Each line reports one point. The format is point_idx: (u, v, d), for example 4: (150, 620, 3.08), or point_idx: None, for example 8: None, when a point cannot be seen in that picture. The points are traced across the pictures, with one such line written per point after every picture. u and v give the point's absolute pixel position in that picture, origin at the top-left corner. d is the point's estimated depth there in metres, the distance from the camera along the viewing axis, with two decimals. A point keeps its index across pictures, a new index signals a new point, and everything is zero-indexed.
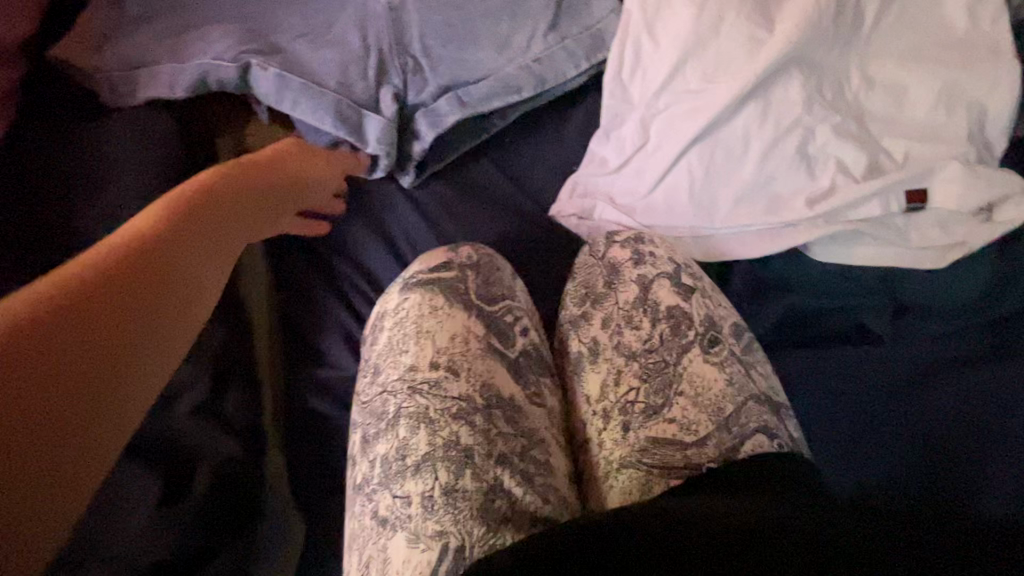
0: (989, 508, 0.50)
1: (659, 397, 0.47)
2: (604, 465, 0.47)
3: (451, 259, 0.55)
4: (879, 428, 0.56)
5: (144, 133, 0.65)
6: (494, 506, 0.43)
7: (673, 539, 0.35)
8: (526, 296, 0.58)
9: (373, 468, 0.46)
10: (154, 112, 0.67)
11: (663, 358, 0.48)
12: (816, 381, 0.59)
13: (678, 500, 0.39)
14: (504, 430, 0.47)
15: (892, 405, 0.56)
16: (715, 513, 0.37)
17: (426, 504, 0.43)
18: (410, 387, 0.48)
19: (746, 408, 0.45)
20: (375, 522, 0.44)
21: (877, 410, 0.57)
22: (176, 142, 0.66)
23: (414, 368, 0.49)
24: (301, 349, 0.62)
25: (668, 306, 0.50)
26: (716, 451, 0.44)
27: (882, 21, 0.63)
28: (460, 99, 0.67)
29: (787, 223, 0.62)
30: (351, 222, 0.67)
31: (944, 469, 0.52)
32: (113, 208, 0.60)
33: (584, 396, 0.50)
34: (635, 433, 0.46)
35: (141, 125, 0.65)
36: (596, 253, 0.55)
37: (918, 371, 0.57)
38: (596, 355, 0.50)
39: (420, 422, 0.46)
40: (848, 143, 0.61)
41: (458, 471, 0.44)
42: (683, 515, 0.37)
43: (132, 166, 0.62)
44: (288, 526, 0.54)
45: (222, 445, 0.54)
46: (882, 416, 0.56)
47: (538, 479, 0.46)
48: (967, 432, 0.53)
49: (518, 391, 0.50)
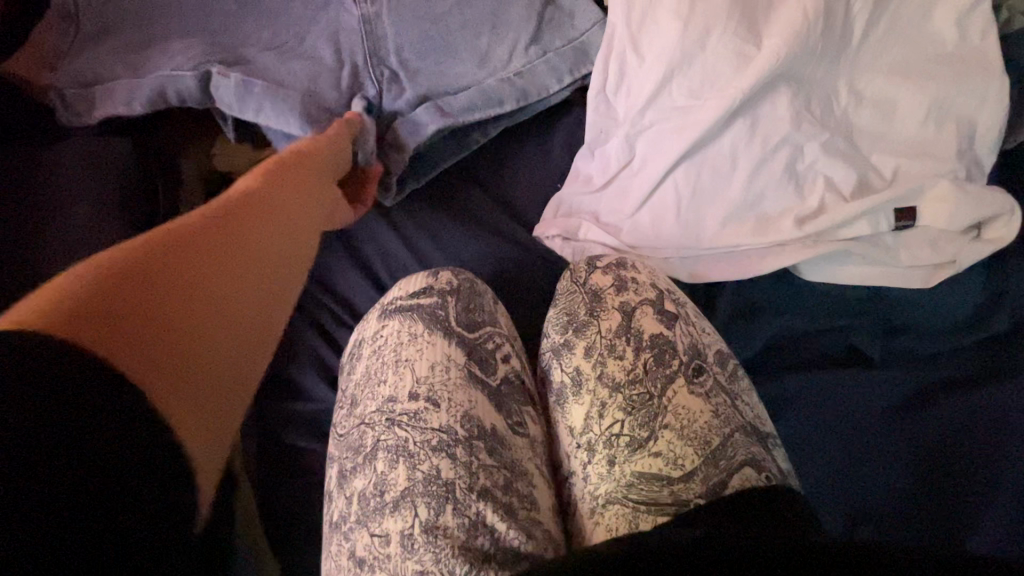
0: (983, 537, 0.48)
1: (644, 429, 0.45)
2: (590, 500, 0.45)
3: (430, 285, 0.53)
4: (873, 453, 0.54)
5: (97, 162, 0.62)
6: (476, 543, 0.41)
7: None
8: (508, 321, 0.56)
9: (350, 506, 0.44)
10: (109, 139, 0.65)
11: (648, 389, 0.46)
12: (806, 405, 0.58)
13: (670, 535, 0.37)
14: (486, 462, 0.45)
15: (885, 429, 0.55)
16: (711, 550, 0.35)
17: (405, 543, 0.41)
18: (388, 418, 0.46)
19: (733, 440, 0.44)
20: (353, 562, 0.42)
21: (871, 435, 0.55)
22: (132, 172, 0.64)
23: (390, 400, 0.47)
24: (274, 376, 0.59)
25: (651, 335, 0.49)
26: (704, 486, 0.42)
27: (871, 35, 0.61)
28: (439, 108, 0.65)
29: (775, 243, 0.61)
30: (328, 242, 0.65)
31: (938, 498, 0.51)
32: (61, 244, 0.57)
33: (568, 427, 0.49)
34: (620, 467, 0.44)
35: (93, 147, 0.63)
36: (577, 280, 0.54)
37: (910, 394, 0.56)
38: (579, 385, 0.49)
39: (398, 457, 0.44)
40: (837, 161, 0.60)
41: (439, 507, 0.42)
42: (677, 551, 0.35)
43: (84, 199, 0.60)
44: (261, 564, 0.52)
45: None
46: (875, 440, 0.55)
47: (522, 513, 0.44)
48: (959, 458, 0.52)
49: (500, 420, 0.48)
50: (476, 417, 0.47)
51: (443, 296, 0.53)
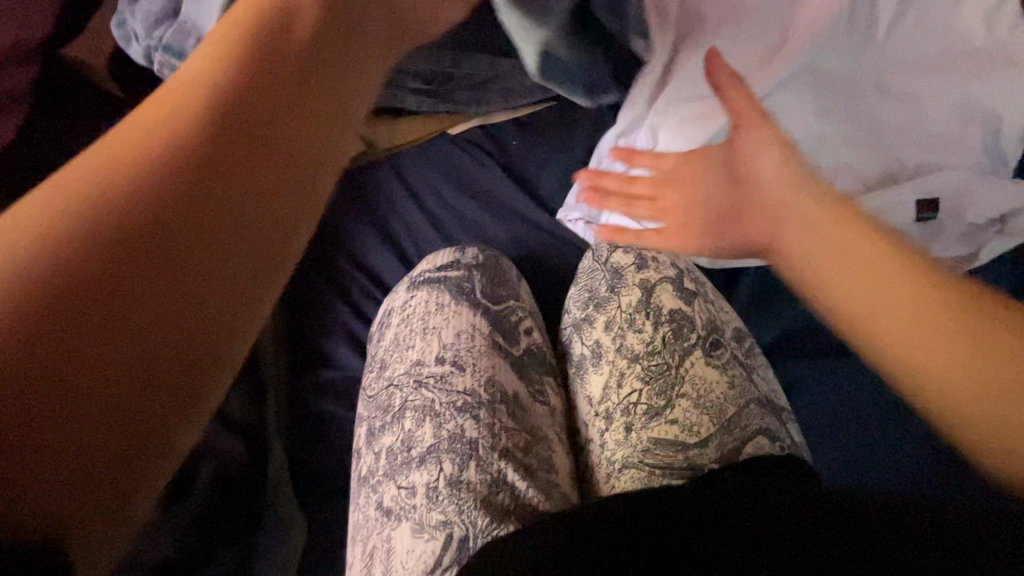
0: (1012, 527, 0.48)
1: (660, 398, 0.47)
2: (606, 465, 0.47)
3: (458, 259, 0.56)
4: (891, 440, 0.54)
5: None
6: (496, 498, 0.43)
7: (672, 528, 0.36)
8: (530, 297, 0.58)
9: (378, 460, 0.47)
10: None
11: (665, 360, 0.48)
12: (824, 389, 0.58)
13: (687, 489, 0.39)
14: (508, 424, 0.47)
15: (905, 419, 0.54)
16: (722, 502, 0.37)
17: (430, 494, 0.43)
18: (416, 380, 0.49)
19: (747, 410, 0.45)
20: (380, 512, 0.44)
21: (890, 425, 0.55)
22: None
23: (419, 363, 0.50)
24: (305, 346, 0.62)
25: (670, 310, 0.50)
26: (717, 451, 0.44)
27: (896, 30, 0.64)
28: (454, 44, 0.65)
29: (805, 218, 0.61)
30: (360, 221, 0.68)
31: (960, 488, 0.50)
32: None
33: (587, 396, 0.50)
34: (637, 434, 0.46)
35: None
36: (599, 259, 0.55)
37: None
38: (598, 357, 0.51)
39: (426, 415, 0.47)
40: (860, 151, 0.63)
41: (463, 463, 0.45)
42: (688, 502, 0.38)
43: None
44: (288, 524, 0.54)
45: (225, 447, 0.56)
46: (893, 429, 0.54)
47: (541, 474, 0.46)
48: None
49: (522, 387, 0.50)
50: (499, 381, 0.49)
51: (470, 268, 0.55)
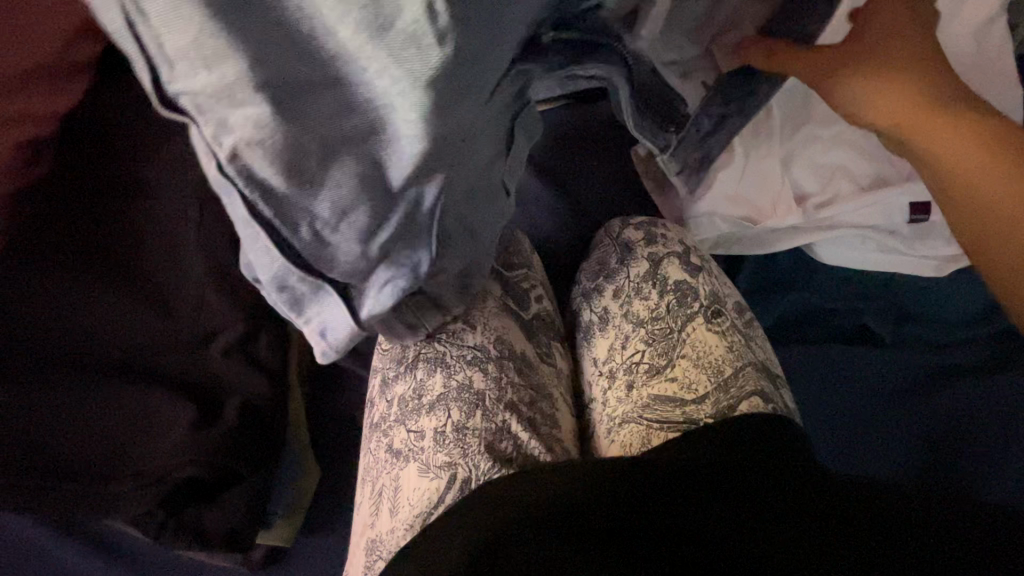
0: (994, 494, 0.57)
1: (662, 358, 0.51)
2: (608, 421, 0.51)
3: (516, 246, 0.58)
4: (867, 384, 0.64)
5: None
6: (501, 445, 0.46)
7: (591, 525, 0.37)
8: (541, 269, 0.60)
9: (392, 406, 0.49)
10: None
11: (669, 325, 0.52)
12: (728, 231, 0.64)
13: (596, 549, 0.36)
14: (514, 379, 0.50)
15: (915, 402, 0.63)
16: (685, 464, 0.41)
17: (438, 438, 0.46)
18: (442, 357, 0.49)
19: (640, 265, 0.55)
20: (390, 454, 0.47)
21: (864, 379, 0.65)
22: None
23: (458, 341, 0.50)
24: None
25: (675, 280, 0.54)
26: (713, 406, 0.48)
27: None
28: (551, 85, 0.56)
29: (850, 208, 0.62)
30: None
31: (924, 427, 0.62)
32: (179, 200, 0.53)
33: (593, 359, 0.55)
34: (638, 391, 0.50)
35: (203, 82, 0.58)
36: (611, 234, 0.58)
37: (938, 371, 0.63)
38: (605, 323, 0.55)
39: (437, 366, 0.49)
40: (856, 154, 0.63)
41: (469, 411, 0.47)
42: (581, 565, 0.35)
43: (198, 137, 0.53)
44: (301, 464, 0.66)
45: (253, 384, 0.56)
46: (905, 395, 0.63)
47: (543, 427, 0.49)
48: (859, 395, 0.64)
49: (530, 347, 0.53)
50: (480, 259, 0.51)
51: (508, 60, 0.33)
